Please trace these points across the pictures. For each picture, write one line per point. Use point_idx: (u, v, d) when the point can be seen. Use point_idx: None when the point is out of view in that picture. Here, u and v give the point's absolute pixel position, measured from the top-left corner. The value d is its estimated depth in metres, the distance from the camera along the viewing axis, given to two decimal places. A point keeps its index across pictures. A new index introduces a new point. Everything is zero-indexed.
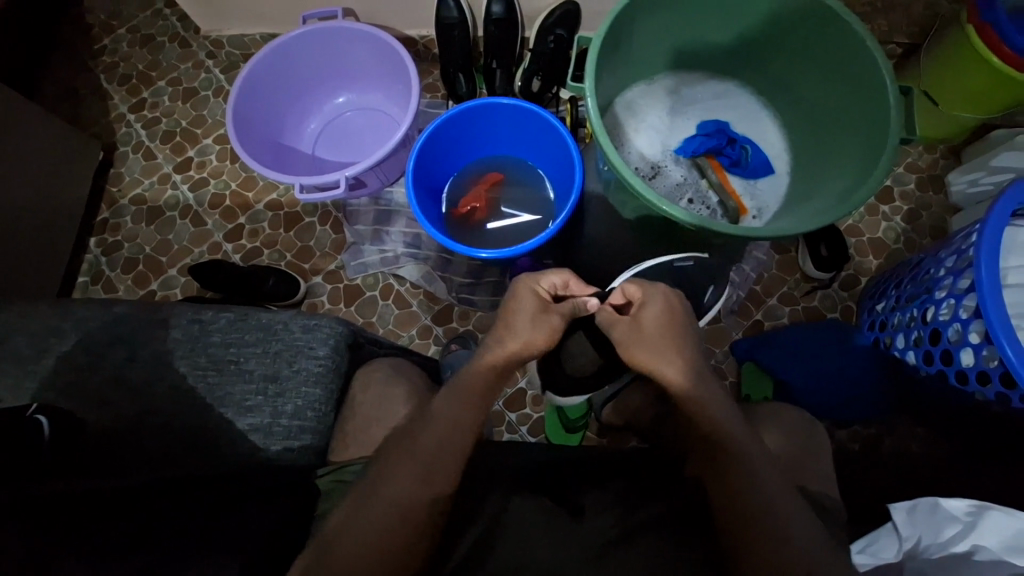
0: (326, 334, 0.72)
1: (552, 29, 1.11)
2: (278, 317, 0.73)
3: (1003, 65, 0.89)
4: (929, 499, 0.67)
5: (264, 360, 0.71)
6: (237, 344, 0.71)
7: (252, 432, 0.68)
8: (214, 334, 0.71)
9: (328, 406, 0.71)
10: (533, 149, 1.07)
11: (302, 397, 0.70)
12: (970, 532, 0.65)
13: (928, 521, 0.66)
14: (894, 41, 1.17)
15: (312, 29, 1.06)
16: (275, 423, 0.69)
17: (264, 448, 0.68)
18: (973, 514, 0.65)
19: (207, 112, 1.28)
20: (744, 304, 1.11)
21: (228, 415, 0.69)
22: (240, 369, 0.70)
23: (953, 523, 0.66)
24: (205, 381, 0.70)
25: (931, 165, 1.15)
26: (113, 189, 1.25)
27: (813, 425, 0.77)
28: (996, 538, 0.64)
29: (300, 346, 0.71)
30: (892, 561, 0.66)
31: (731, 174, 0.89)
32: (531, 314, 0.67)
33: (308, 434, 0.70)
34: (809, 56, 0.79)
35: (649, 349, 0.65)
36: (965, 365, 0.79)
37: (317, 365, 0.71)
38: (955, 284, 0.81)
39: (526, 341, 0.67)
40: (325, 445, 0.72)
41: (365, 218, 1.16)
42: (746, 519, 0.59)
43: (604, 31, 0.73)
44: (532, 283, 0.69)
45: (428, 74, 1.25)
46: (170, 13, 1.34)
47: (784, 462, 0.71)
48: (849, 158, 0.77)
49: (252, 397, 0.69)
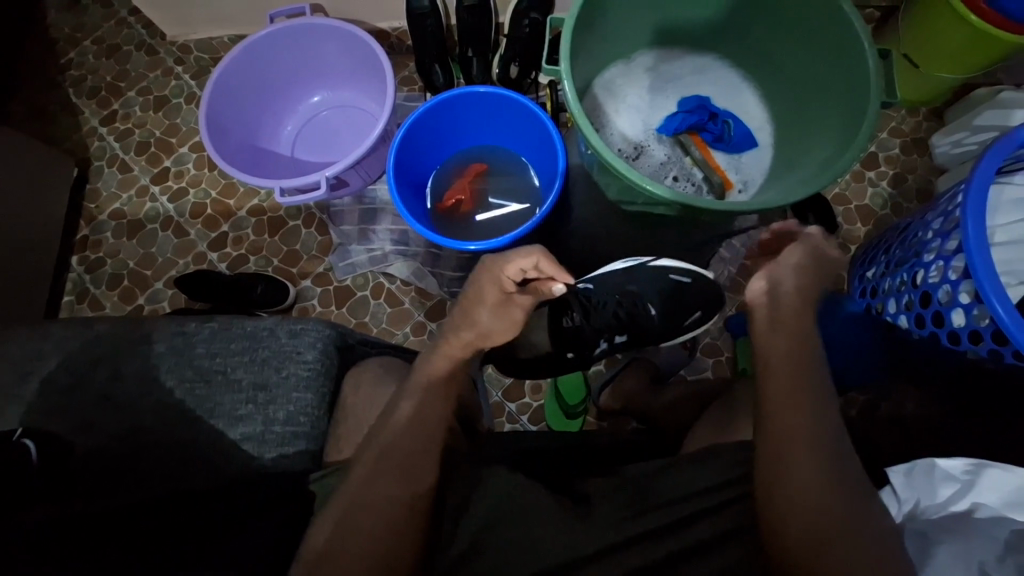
0: (313, 337, 0.71)
1: (526, 13, 1.09)
2: (262, 325, 0.72)
3: (980, 21, 0.89)
4: (927, 460, 0.66)
5: (252, 369, 0.70)
6: (223, 354, 0.70)
7: (245, 441, 0.68)
8: (198, 346, 0.70)
9: (320, 410, 0.70)
10: (517, 137, 1.05)
11: (292, 402, 0.69)
12: (970, 491, 0.65)
13: (930, 482, 0.65)
14: (871, 6, 1.17)
15: (279, 27, 1.04)
16: (267, 430, 0.68)
17: (259, 456, 0.68)
18: (972, 472, 0.65)
19: (180, 120, 1.26)
20: (736, 280, 1.10)
21: (219, 426, 0.68)
22: (227, 380, 0.70)
23: (953, 483, 0.65)
24: (192, 394, 0.69)
25: (914, 128, 1.15)
26: (90, 205, 1.22)
27: None
28: (997, 495, 0.64)
29: (288, 352, 0.70)
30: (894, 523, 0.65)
31: (714, 149, 0.89)
32: (490, 307, 0.68)
33: (302, 440, 0.69)
34: (785, 25, 0.78)
35: (794, 260, 0.69)
36: (958, 326, 0.81)
37: (306, 368, 0.70)
38: (943, 245, 0.82)
39: (482, 331, 0.68)
40: (319, 449, 0.71)
41: (350, 218, 1.15)
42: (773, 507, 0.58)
43: (576, 11, 0.72)
44: (496, 271, 0.67)
45: (404, 68, 1.24)
46: (134, 21, 1.31)
47: None
48: (830, 126, 0.76)
49: (242, 406, 0.69)
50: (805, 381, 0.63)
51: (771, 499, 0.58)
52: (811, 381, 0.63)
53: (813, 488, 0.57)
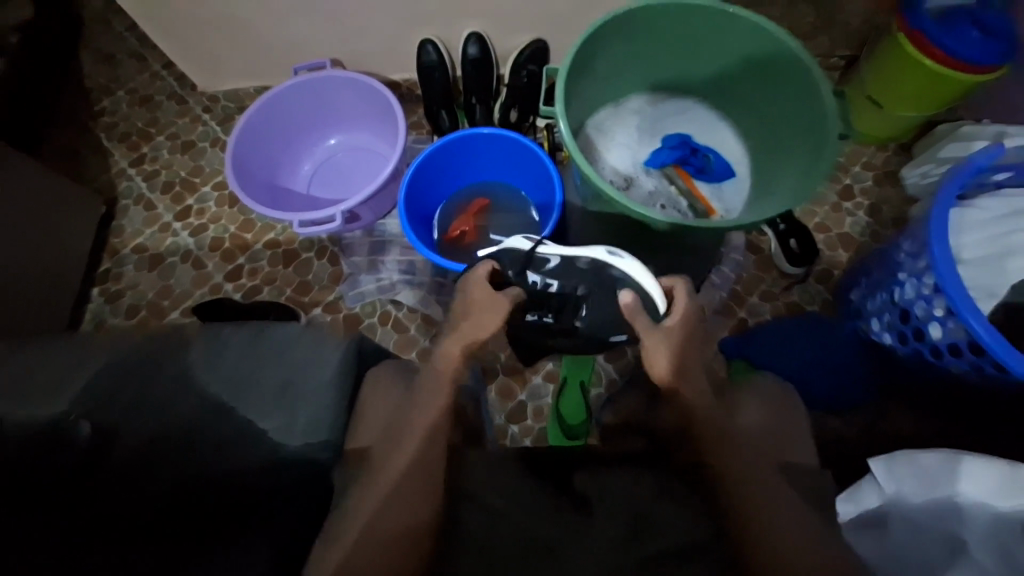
0: (337, 343, 0.75)
1: (525, 65, 1.22)
2: (289, 330, 0.76)
3: (936, 65, 1.00)
4: (903, 453, 0.67)
5: (279, 367, 0.72)
6: (252, 355, 0.73)
7: (271, 431, 0.69)
8: (229, 348, 0.74)
9: (342, 406, 0.72)
10: (519, 174, 1.13)
11: (316, 398, 0.71)
12: (953, 481, 0.65)
13: (908, 470, 0.66)
14: (836, 55, 1.31)
15: (303, 80, 1.15)
16: (294, 421, 0.69)
17: (285, 445, 0.68)
18: (950, 463, 0.65)
19: (204, 162, 1.35)
20: (727, 303, 1.17)
21: (247, 417, 0.69)
22: (255, 378, 0.72)
23: (939, 476, 0.65)
24: (224, 389, 0.70)
25: (884, 162, 1.25)
26: (115, 240, 1.29)
27: (790, 389, 0.79)
28: (978, 486, 0.64)
29: (314, 352, 0.74)
30: (874, 508, 0.66)
31: (698, 180, 0.97)
32: (475, 303, 0.76)
33: (325, 432, 0.70)
34: (755, 72, 0.89)
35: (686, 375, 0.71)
36: (936, 340, 0.86)
37: (331, 368, 0.73)
38: (914, 265, 0.89)
39: (475, 323, 0.75)
40: (340, 442, 0.71)
41: (360, 250, 1.22)
42: (746, 518, 0.63)
43: (569, 62, 0.82)
44: (470, 280, 0.77)
45: (413, 114, 1.35)
46: (167, 75, 1.43)
47: (764, 428, 0.73)
48: (798, 158, 0.85)
49: (269, 401, 0.70)
50: (744, 406, 0.75)
51: (743, 509, 0.64)
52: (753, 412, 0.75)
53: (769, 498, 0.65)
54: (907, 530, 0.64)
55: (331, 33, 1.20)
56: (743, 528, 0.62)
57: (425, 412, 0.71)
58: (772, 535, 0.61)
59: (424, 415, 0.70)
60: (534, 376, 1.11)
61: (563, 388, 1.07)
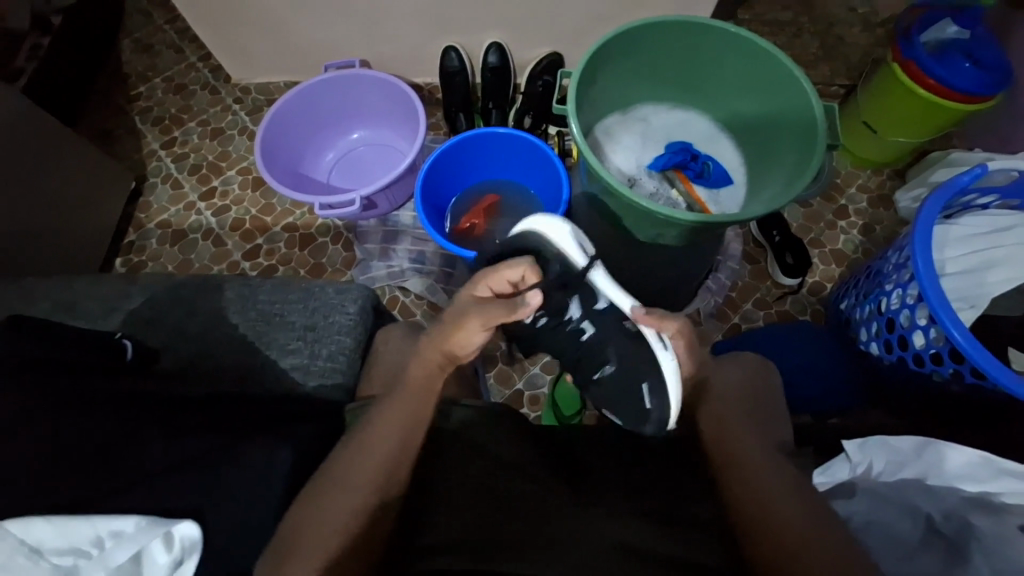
0: (357, 294, 0.81)
1: (541, 75, 1.29)
2: (315, 282, 0.82)
3: (928, 93, 1.07)
4: (878, 437, 0.76)
5: (304, 313, 0.79)
6: (281, 301, 0.80)
7: (293, 370, 0.76)
8: (261, 295, 0.80)
9: (355, 353, 0.78)
10: (530, 173, 1.20)
11: (334, 343, 0.77)
12: (921, 465, 0.73)
13: (881, 450, 0.75)
14: (836, 84, 1.38)
15: (332, 76, 1.23)
16: (312, 363, 0.76)
17: (303, 384, 0.75)
18: (921, 450, 0.74)
19: (231, 148, 1.42)
20: (722, 309, 1.22)
21: (272, 356, 0.77)
22: (284, 321, 0.78)
23: (905, 457, 0.74)
24: (254, 330, 0.78)
25: (879, 185, 1.30)
26: (141, 215, 1.36)
27: (768, 363, 0.83)
28: (948, 468, 0.72)
29: (334, 304, 0.79)
30: (846, 480, 0.75)
31: (696, 184, 1.03)
32: (461, 304, 0.72)
33: (339, 375, 0.77)
34: (754, 87, 0.96)
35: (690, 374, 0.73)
36: (919, 347, 0.90)
37: (348, 318, 0.79)
38: (900, 275, 0.93)
39: (444, 329, 0.71)
40: (352, 386, 0.78)
41: (374, 238, 1.27)
42: (743, 502, 0.63)
43: (582, 67, 0.89)
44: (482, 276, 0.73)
45: (432, 115, 1.42)
46: (202, 66, 1.52)
47: (746, 399, 0.76)
48: (789, 168, 0.92)
49: (293, 342, 0.77)
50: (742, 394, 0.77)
51: (736, 473, 0.66)
52: (749, 399, 0.77)
53: (763, 463, 0.67)
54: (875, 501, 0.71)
55: (360, 35, 1.28)
56: (734, 503, 0.64)
57: (401, 409, 0.67)
58: (769, 501, 0.63)
59: (398, 413, 0.67)
60: (532, 366, 1.15)
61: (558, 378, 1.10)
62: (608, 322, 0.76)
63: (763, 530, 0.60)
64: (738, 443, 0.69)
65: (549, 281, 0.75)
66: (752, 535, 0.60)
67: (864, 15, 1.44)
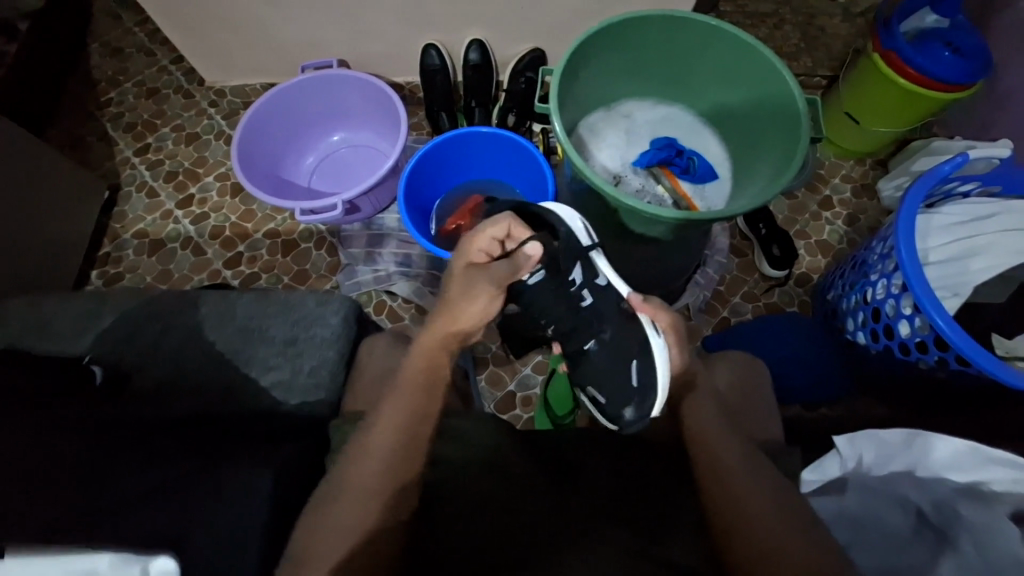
0: (339, 305, 0.79)
1: (523, 72, 1.28)
2: (296, 294, 0.80)
3: (907, 82, 1.07)
4: (867, 431, 0.78)
5: (285, 327, 0.77)
6: (261, 315, 0.78)
7: (275, 387, 0.74)
8: (240, 309, 0.78)
9: (339, 367, 0.77)
10: (513, 172, 1.18)
11: (317, 357, 0.76)
12: (910, 457, 0.75)
13: (870, 444, 0.77)
14: (818, 74, 1.38)
15: (310, 78, 1.20)
16: (295, 379, 0.75)
17: (286, 401, 0.74)
18: (911, 441, 0.76)
19: (208, 153, 1.39)
20: (710, 303, 1.22)
21: (253, 374, 0.75)
22: (264, 336, 0.77)
23: (892, 449, 0.76)
24: (233, 346, 0.76)
25: (862, 175, 1.31)
26: (116, 225, 1.32)
27: (756, 361, 0.82)
28: (936, 457, 0.74)
29: (316, 317, 0.78)
30: (836, 477, 0.77)
31: (682, 180, 1.02)
32: (459, 279, 0.69)
33: (322, 391, 0.75)
34: (737, 80, 0.95)
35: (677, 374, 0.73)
36: (905, 336, 0.90)
37: (330, 331, 0.77)
38: (885, 265, 0.94)
39: (451, 313, 0.69)
40: (337, 401, 0.76)
41: (358, 242, 1.25)
42: (725, 512, 0.62)
43: (564, 63, 0.87)
44: (466, 245, 0.70)
45: (414, 115, 1.39)
46: (175, 69, 1.47)
47: (734, 398, 0.78)
48: (773, 162, 0.92)
49: (275, 358, 0.76)
50: (734, 398, 0.78)
51: (718, 480, 0.65)
52: (742, 401, 0.78)
53: (742, 467, 0.66)
54: (865, 496, 0.72)
55: (337, 34, 1.25)
56: (713, 511, 0.63)
57: (397, 411, 0.66)
58: (752, 507, 0.62)
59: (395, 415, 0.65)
60: (523, 367, 1.14)
61: (549, 379, 1.09)
62: (601, 304, 0.74)
63: (749, 536, 0.60)
64: (718, 453, 0.67)
65: (558, 247, 0.74)
66: (731, 543, 0.60)
67: (844, 4, 1.44)
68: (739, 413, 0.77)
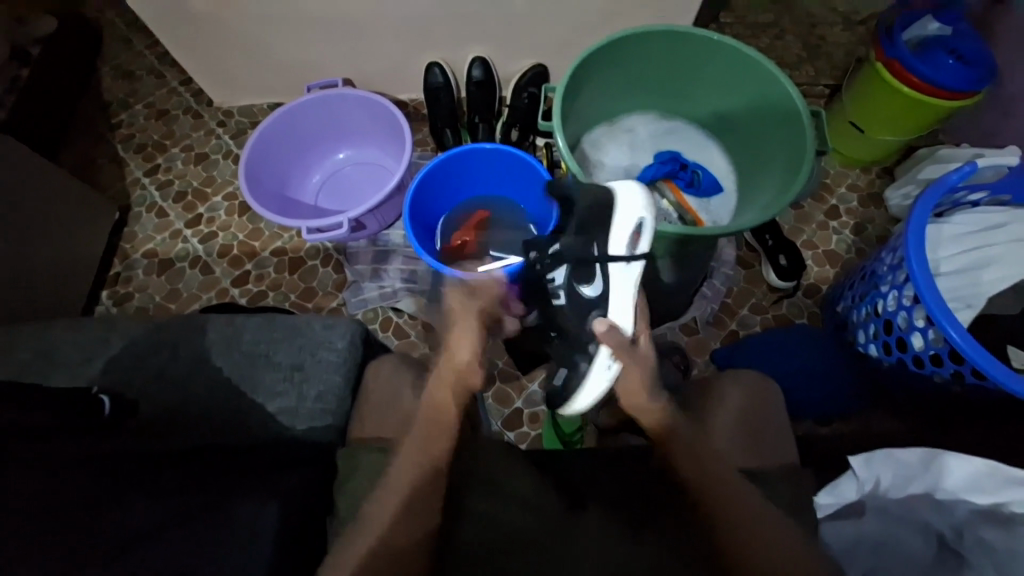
0: (344, 329, 0.79)
1: (525, 88, 1.29)
2: (302, 317, 0.80)
3: (912, 91, 1.07)
4: (883, 450, 0.76)
5: (291, 352, 0.77)
6: (267, 339, 0.78)
7: (282, 414, 0.74)
8: (246, 334, 0.78)
9: (345, 392, 0.77)
10: (517, 187, 1.19)
11: (324, 382, 0.76)
12: (929, 478, 0.73)
13: (887, 464, 0.75)
14: (821, 83, 1.38)
15: (316, 98, 1.22)
16: (302, 405, 0.75)
17: (293, 427, 0.74)
18: (931, 462, 0.74)
19: (216, 173, 1.41)
20: (718, 315, 1.21)
21: (260, 400, 0.75)
22: (271, 361, 0.77)
23: (910, 469, 0.74)
24: (240, 371, 0.76)
25: (868, 183, 1.30)
26: (126, 245, 1.33)
27: (768, 382, 0.79)
28: (955, 480, 0.72)
29: (322, 341, 0.78)
30: (853, 500, 0.75)
31: (687, 194, 1.01)
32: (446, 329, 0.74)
33: (329, 416, 0.75)
34: (740, 94, 0.95)
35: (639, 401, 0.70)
36: (918, 349, 0.89)
37: (337, 355, 0.77)
38: (895, 277, 0.92)
39: (450, 355, 0.71)
40: (344, 427, 0.77)
41: (363, 259, 1.26)
42: (738, 539, 0.62)
43: (566, 81, 0.88)
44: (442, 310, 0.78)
45: (418, 131, 1.41)
46: (184, 91, 1.50)
47: (744, 419, 0.76)
48: (779, 175, 0.91)
49: (281, 383, 0.76)
50: (745, 418, 0.76)
51: (721, 508, 0.64)
52: (754, 420, 0.77)
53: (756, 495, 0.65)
54: (885, 520, 0.71)
55: (341, 54, 1.27)
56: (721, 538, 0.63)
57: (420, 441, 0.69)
58: (765, 533, 0.62)
59: (418, 444, 0.68)
60: (530, 383, 1.14)
61: None
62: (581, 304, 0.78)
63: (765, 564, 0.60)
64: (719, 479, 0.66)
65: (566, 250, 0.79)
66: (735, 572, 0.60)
67: (845, 13, 1.45)
68: (752, 436, 0.75)
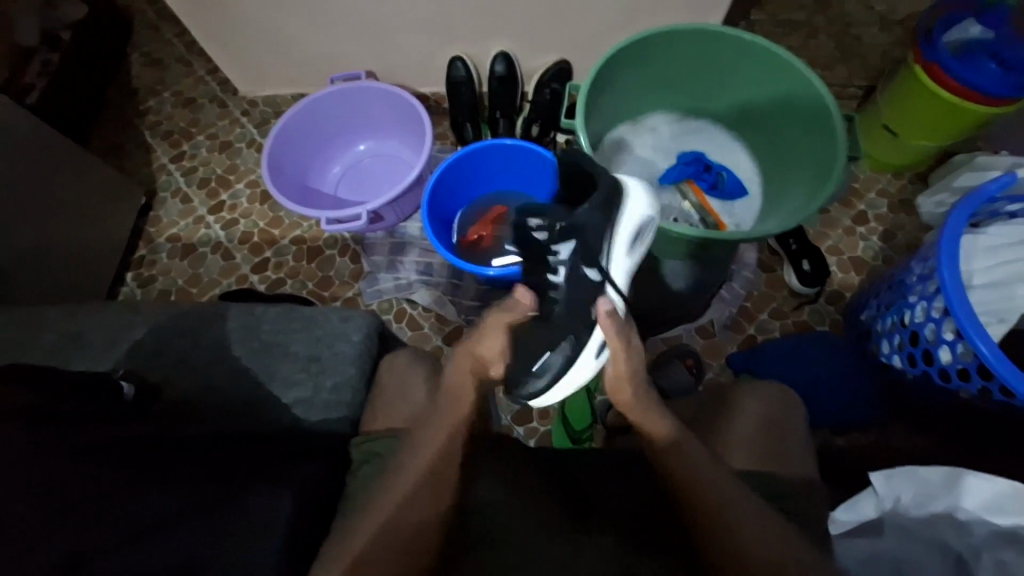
0: (361, 322, 0.80)
1: (548, 83, 1.27)
2: (319, 309, 0.81)
3: (949, 95, 1.03)
4: (905, 467, 0.74)
5: (309, 342, 0.78)
6: (286, 329, 0.79)
7: (297, 403, 0.76)
8: (265, 323, 0.80)
9: (360, 383, 0.78)
10: (535, 182, 1.18)
11: (339, 373, 0.77)
12: (950, 497, 0.71)
13: (907, 482, 0.73)
14: (854, 85, 1.34)
15: (338, 90, 1.22)
16: (318, 395, 0.76)
17: (308, 417, 0.75)
18: (953, 480, 0.71)
19: (239, 161, 1.43)
20: (736, 319, 1.18)
21: (277, 389, 0.76)
22: (288, 350, 0.78)
23: (931, 488, 0.72)
24: (258, 360, 0.78)
25: (899, 189, 1.26)
26: (151, 229, 1.37)
27: (791, 395, 0.78)
28: (976, 500, 0.70)
29: (339, 333, 0.79)
30: (872, 517, 0.74)
31: (710, 196, 1.00)
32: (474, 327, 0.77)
33: (344, 408, 0.76)
34: (769, 95, 0.93)
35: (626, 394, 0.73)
36: (946, 363, 0.86)
37: (353, 347, 0.78)
38: (924, 287, 0.89)
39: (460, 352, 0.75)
40: (358, 418, 0.78)
41: (380, 250, 1.27)
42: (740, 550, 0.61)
43: (591, 78, 0.87)
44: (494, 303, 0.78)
45: (438, 125, 1.40)
46: (210, 79, 1.52)
47: (760, 429, 0.75)
48: (806, 181, 0.89)
49: (298, 373, 0.77)
50: (760, 429, 0.75)
51: (723, 520, 0.62)
52: (768, 430, 0.75)
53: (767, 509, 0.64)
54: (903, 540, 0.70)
55: (365, 45, 1.27)
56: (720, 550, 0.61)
57: (439, 435, 0.69)
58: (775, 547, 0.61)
59: (434, 438, 0.69)
60: None
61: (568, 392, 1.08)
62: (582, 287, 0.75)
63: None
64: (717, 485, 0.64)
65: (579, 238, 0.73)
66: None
67: (882, 12, 1.39)
68: (770, 449, 0.74)
